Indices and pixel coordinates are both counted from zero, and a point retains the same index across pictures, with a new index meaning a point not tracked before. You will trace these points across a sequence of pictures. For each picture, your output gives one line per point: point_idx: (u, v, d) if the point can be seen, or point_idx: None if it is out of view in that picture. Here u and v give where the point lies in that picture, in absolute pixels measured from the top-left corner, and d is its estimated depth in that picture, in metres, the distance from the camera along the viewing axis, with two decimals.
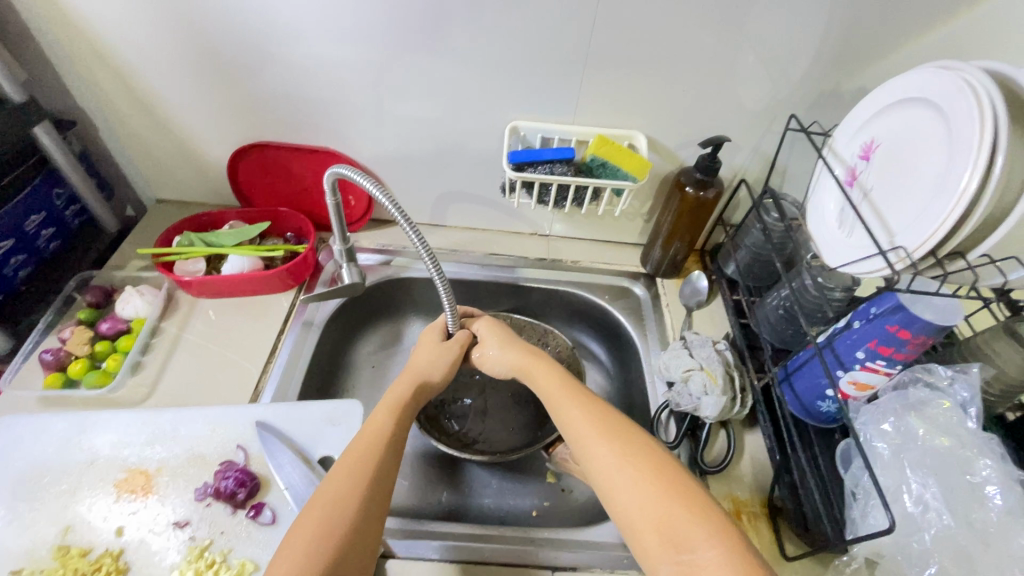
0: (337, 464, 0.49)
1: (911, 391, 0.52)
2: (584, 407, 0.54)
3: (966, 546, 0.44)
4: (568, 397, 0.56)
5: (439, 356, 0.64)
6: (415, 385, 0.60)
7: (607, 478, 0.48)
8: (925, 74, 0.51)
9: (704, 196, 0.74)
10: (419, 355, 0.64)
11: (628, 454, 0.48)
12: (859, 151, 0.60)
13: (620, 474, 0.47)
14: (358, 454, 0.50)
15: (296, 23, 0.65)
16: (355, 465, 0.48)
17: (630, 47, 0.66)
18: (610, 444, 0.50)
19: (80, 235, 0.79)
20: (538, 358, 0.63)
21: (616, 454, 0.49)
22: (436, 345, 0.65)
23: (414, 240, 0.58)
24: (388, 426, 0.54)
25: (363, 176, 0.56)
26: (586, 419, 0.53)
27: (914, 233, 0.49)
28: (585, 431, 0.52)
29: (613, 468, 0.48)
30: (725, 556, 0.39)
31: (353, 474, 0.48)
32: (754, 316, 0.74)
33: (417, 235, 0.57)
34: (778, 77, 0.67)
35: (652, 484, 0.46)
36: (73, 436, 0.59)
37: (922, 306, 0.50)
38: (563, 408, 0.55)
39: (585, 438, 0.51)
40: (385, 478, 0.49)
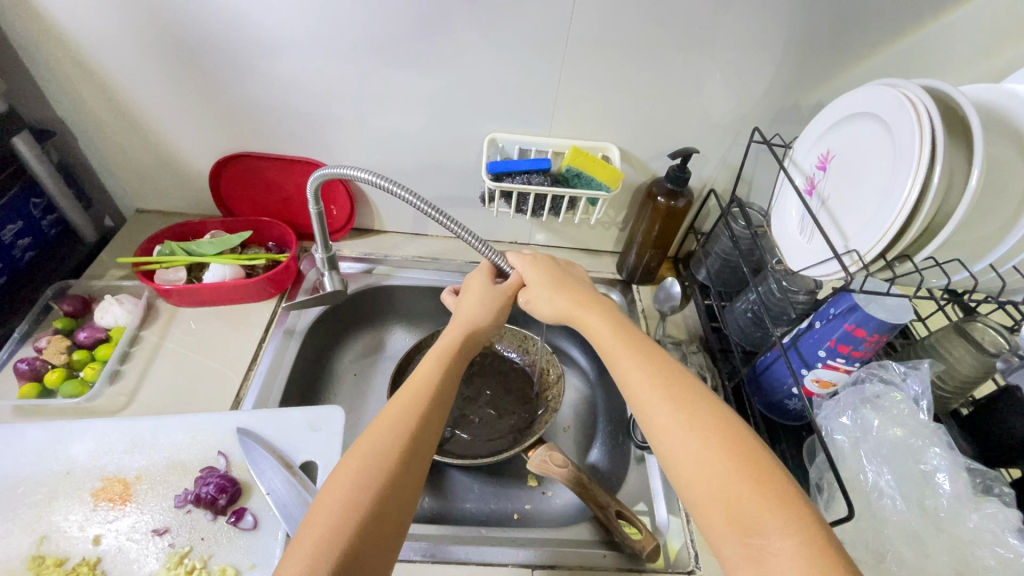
0: (363, 436, 0.48)
1: (867, 386, 0.55)
2: (643, 366, 0.50)
3: (919, 530, 0.47)
4: (625, 350, 0.52)
5: (483, 302, 0.64)
6: (463, 332, 0.61)
7: (667, 445, 0.45)
8: (873, 90, 0.55)
9: (675, 205, 0.77)
10: (464, 306, 0.65)
11: (693, 419, 0.45)
12: (816, 162, 0.64)
13: (680, 443, 0.44)
14: (398, 418, 0.49)
15: (278, 38, 0.67)
16: (392, 430, 0.48)
17: (601, 62, 0.69)
18: (672, 411, 0.46)
19: (57, 244, 0.79)
20: (585, 304, 0.60)
21: (678, 420, 0.45)
22: (480, 294, 0.65)
23: (421, 207, 0.62)
24: (433, 387, 0.53)
25: (366, 170, 0.59)
26: (647, 378, 0.49)
27: (866, 237, 0.53)
28: (646, 396, 0.48)
29: (672, 436, 0.44)
30: (802, 545, 0.36)
31: (390, 439, 0.47)
32: (724, 319, 0.78)
33: (421, 201, 0.61)
34: (741, 93, 0.71)
35: (715, 453, 0.42)
36: (50, 445, 0.58)
37: (875, 306, 0.54)
38: (622, 365, 0.51)
39: (646, 402, 0.47)
40: (422, 440, 0.49)
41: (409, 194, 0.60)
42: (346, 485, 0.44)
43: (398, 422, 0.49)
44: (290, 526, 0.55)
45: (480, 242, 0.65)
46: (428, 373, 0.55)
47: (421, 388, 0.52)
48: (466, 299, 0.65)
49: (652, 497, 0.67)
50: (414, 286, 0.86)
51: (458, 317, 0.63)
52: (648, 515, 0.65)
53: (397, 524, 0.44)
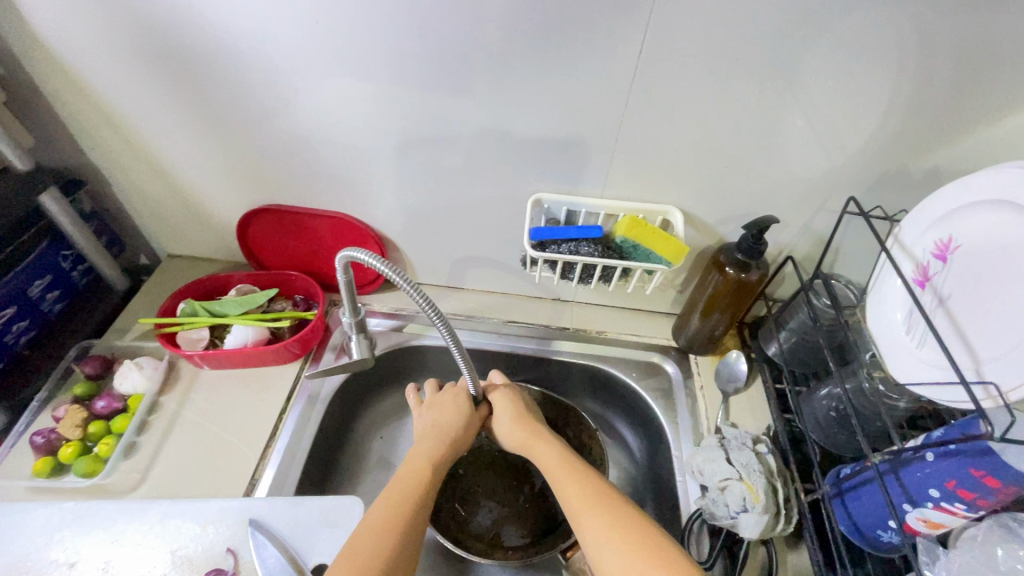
0: (341, 556, 0.48)
1: (1004, 560, 0.44)
2: (577, 484, 0.55)
3: None
4: (563, 470, 0.57)
5: (465, 420, 0.64)
6: (444, 443, 0.61)
7: (598, 553, 0.49)
8: (1020, 175, 0.43)
9: (746, 278, 0.66)
10: (443, 411, 0.64)
11: (620, 527, 0.50)
12: (933, 248, 0.52)
13: (607, 545, 0.49)
14: (379, 525, 0.51)
15: (310, 86, 0.61)
16: (374, 539, 0.49)
17: (666, 116, 0.60)
18: (599, 516, 0.51)
19: (87, 295, 0.77)
20: (539, 430, 0.63)
21: (604, 525, 0.50)
22: (459, 409, 0.64)
23: (420, 302, 0.53)
24: (413, 492, 0.55)
25: (369, 252, 0.52)
26: (581, 493, 0.54)
27: (1010, 367, 0.42)
28: (583, 512, 0.52)
29: (602, 542, 0.49)
30: None
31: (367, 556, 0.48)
32: (800, 410, 0.67)
33: (423, 296, 0.52)
34: (834, 152, 0.60)
35: (630, 549, 0.48)
36: (55, 533, 0.55)
37: (1016, 454, 0.42)
38: (563, 486, 0.56)
39: (582, 519, 0.52)
40: (404, 545, 0.50)
41: (419, 297, 0.51)
42: None
43: (380, 529, 0.50)
44: None
45: (451, 336, 0.55)
46: (403, 481, 0.56)
47: (397, 494, 0.54)
48: (443, 408, 0.64)
49: None
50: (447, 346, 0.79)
51: (436, 424, 0.63)
52: None
53: None
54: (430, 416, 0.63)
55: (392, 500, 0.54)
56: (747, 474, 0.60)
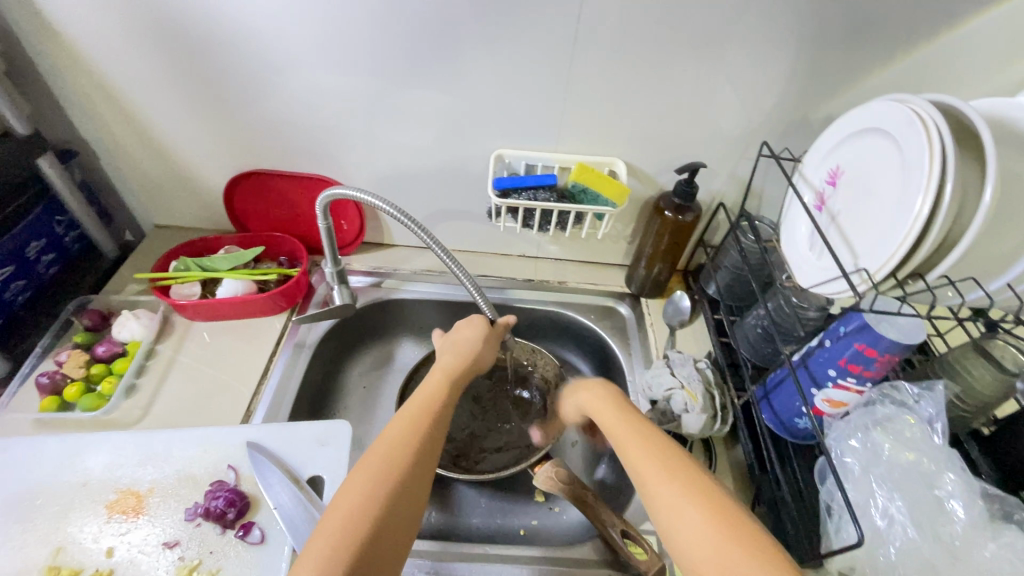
0: (356, 465, 0.48)
1: (879, 408, 0.53)
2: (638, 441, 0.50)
3: (934, 560, 0.45)
4: (624, 424, 0.54)
5: (487, 347, 0.67)
6: (462, 360, 0.63)
7: (668, 518, 0.43)
8: (881, 107, 0.54)
9: (683, 220, 0.76)
10: (462, 331, 0.68)
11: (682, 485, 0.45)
12: (826, 177, 0.62)
13: (678, 511, 0.43)
14: (386, 454, 0.49)
15: (289, 55, 0.68)
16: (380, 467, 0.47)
17: (606, 78, 0.69)
18: (670, 481, 0.45)
19: (79, 260, 0.81)
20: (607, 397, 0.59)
21: (676, 489, 0.45)
22: (482, 329, 0.68)
23: (432, 246, 0.65)
24: (422, 424, 0.52)
25: (353, 187, 0.62)
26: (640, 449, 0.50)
27: (876, 255, 0.52)
28: (643, 466, 0.48)
29: (668, 503, 0.44)
30: None
31: (382, 467, 0.47)
32: (733, 334, 0.76)
33: (435, 241, 0.64)
34: (751, 107, 0.71)
35: (700, 515, 0.42)
36: (67, 458, 0.60)
37: (886, 325, 0.53)
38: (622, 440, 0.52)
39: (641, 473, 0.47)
40: (418, 466, 0.49)
41: (425, 235, 0.63)
42: (350, 501, 0.45)
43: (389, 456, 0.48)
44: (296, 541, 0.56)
45: (461, 270, 0.66)
46: (415, 416, 0.54)
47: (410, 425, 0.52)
48: (462, 327, 0.68)
49: None
50: (421, 299, 0.87)
51: (455, 341, 0.67)
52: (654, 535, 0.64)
53: (395, 546, 0.44)
54: (451, 334, 0.68)
55: (411, 422, 0.53)
56: (688, 383, 0.70)
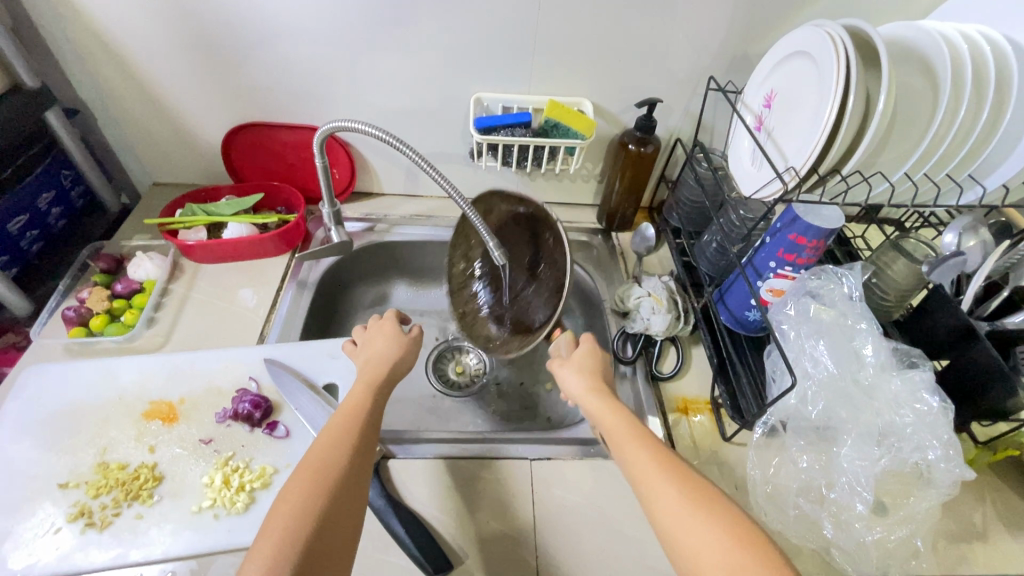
0: (293, 476, 0.47)
1: (809, 284, 0.64)
2: (648, 447, 0.50)
3: (853, 396, 0.57)
4: (627, 431, 0.52)
5: (400, 349, 0.65)
6: (379, 367, 0.62)
7: (672, 521, 0.44)
8: (802, 33, 0.64)
9: (645, 151, 0.85)
10: (374, 343, 0.66)
11: (697, 495, 0.45)
12: (762, 100, 0.72)
13: (685, 514, 0.43)
14: (315, 474, 0.47)
15: (279, 8, 0.74)
16: (305, 496, 0.45)
17: (570, 24, 0.77)
18: (677, 484, 0.46)
19: (84, 214, 0.86)
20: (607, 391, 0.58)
21: (681, 494, 0.45)
22: (392, 335, 0.67)
23: (419, 163, 0.70)
24: (345, 441, 0.50)
25: (375, 128, 0.68)
26: (652, 454, 0.49)
27: (800, 155, 0.62)
28: (646, 471, 0.48)
29: (677, 506, 0.44)
30: None
31: (316, 483, 0.46)
32: (694, 253, 0.86)
33: (422, 160, 0.70)
34: (699, 46, 0.80)
35: (711, 520, 0.43)
36: (100, 377, 0.66)
37: (812, 215, 0.63)
38: (627, 447, 0.51)
39: (648, 481, 0.47)
40: (352, 476, 0.48)
41: (412, 151, 0.68)
42: (287, 519, 0.43)
43: (313, 485, 0.46)
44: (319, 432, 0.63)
45: (436, 171, 0.69)
46: (335, 435, 0.51)
47: (331, 445, 0.50)
48: (372, 339, 0.67)
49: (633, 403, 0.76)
50: (412, 240, 0.94)
51: (369, 354, 0.65)
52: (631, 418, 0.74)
53: (339, 557, 0.44)
54: (364, 349, 0.66)
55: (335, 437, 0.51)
56: (653, 292, 0.80)
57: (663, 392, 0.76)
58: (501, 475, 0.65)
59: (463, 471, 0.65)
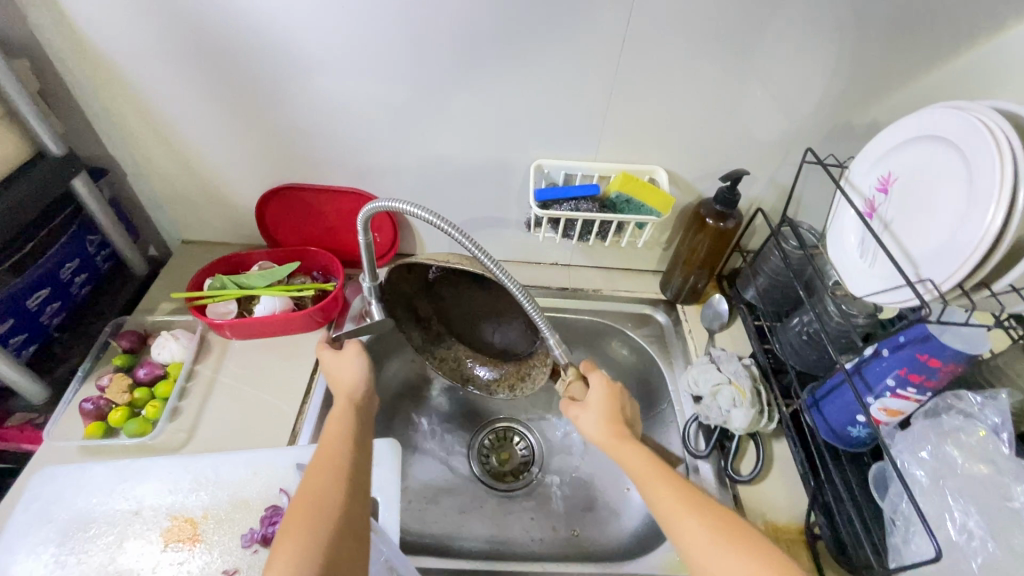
0: (284, 525, 0.47)
1: (946, 418, 0.53)
2: (669, 482, 0.52)
3: (1014, 573, 0.45)
4: (646, 468, 0.54)
5: (359, 366, 0.64)
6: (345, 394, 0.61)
7: (700, 554, 0.47)
8: (939, 113, 0.54)
9: (724, 227, 0.75)
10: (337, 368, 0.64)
11: (717, 525, 0.48)
12: (876, 183, 0.62)
13: (711, 546, 0.47)
14: (305, 516, 0.47)
15: (328, 72, 0.67)
16: (302, 522, 0.47)
17: (648, 89, 0.68)
18: (697, 516, 0.49)
19: (109, 278, 0.80)
20: (620, 428, 0.59)
21: (705, 527, 0.48)
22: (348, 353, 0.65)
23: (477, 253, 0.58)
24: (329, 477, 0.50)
25: (426, 210, 0.58)
26: (672, 491, 0.51)
27: (940, 266, 0.51)
28: (669, 507, 0.50)
29: (700, 539, 0.47)
30: None
31: (310, 525, 0.46)
32: (778, 340, 0.75)
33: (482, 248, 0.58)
34: (793, 113, 0.70)
35: (738, 549, 0.46)
36: (115, 486, 0.59)
37: (950, 336, 0.52)
38: (650, 483, 0.53)
39: (671, 516, 0.50)
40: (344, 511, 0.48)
41: (465, 237, 0.57)
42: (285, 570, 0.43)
43: (308, 516, 0.47)
44: None
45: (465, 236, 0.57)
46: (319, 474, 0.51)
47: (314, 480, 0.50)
48: (331, 359, 0.65)
49: None
50: None
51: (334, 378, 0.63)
52: None
53: None
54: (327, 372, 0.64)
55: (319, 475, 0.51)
56: (735, 378, 0.70)
57: (746, 512, 0.65)
58: None
59: None
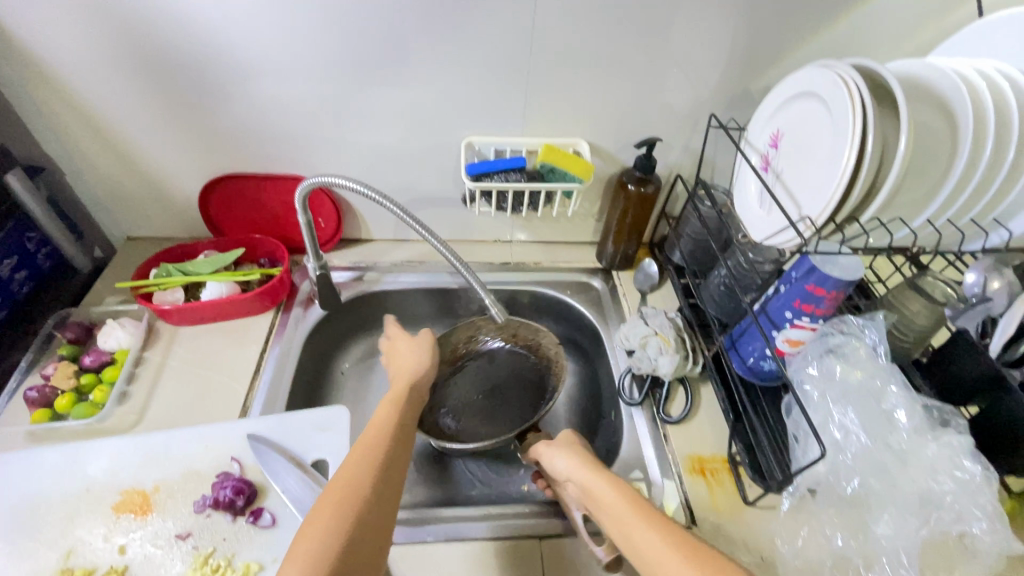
0: (320, 498, 0.48)
1: (831, 339, 0.60)
2: (651, 527, 0.49)
3: (885, 462, 0.53)
4: (631, 516, 0.51)
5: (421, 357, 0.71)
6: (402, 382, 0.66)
7: None
8: (809, 72, 0.61)
9: (645, 192, 0.82)
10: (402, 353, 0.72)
11: (697, 563, 0.44)
12: (769, 140, 0.69)
13: None
14: (342, 493, 0.48)
15: (258, 60, 0.70)
16: (341, 498, 0.47)
17: (563, 64, 0.74)
18: (679, 555, 0.45)
19: (51, 276, 0.81)
20: (598, 471, 0.58)
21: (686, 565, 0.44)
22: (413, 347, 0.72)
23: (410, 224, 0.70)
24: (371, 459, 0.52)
25: (362, 184, 0.66)
26: (657, 534, 0.48)
27: (815, 204, 0.58)
28: (655, 555, 0.47)
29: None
30: None
31: (347, 500, 0.47)
32: (700, 294, 0.81)
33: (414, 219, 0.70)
34: (697, 83, 0.77)
35: None
36: (65, 468, 0.60)
37: (831, 265, 0.59)
38: (635, 534, 0.50)
39: (657, 565, 0.46)
40: (383, 493, 0.50)
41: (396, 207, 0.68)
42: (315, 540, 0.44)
43: (347, 491, 0.48)
44: None
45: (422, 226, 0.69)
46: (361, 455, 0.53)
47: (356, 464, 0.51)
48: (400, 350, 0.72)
49: (646, 464, 0.69)
50: (402, 289, 0.89)
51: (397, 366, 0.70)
52: (644, 481, 0.67)
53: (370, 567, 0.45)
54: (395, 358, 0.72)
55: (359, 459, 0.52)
56: (661, 330, 0.75)
57: (675, 447, 0.70)
58: (510, 558, 0.60)
59: (466, 553, 0.60)
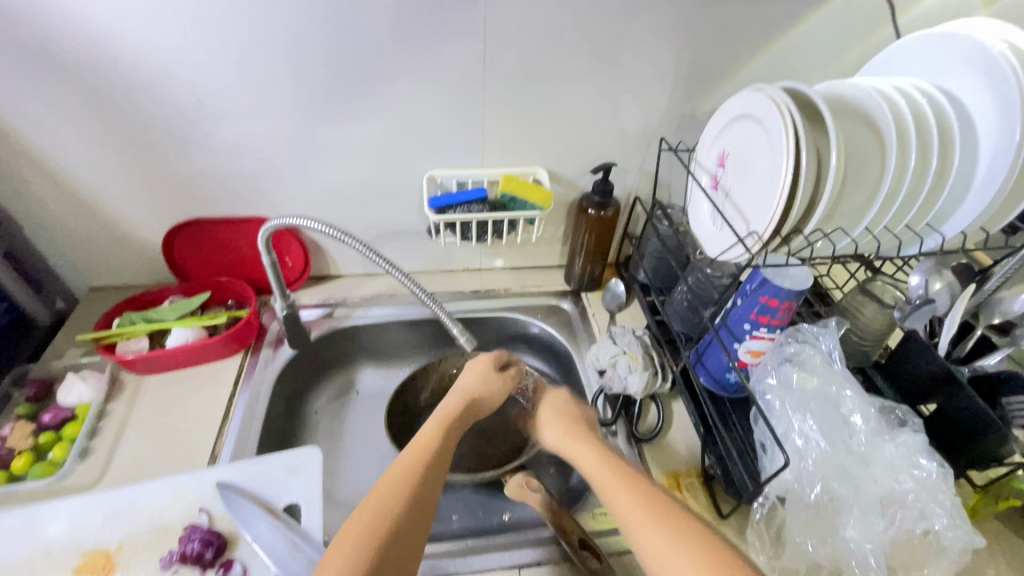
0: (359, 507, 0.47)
1: (787, 348, 0.63)
2: (624, 486, 0.51)
3: (846, 464, 0.55)
4: (610, 478, 0.53)
5: (495, 382, 0.68)
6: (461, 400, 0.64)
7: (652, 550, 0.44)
8: (744, 94, 0.65)
9: (605, 215, 0.84)
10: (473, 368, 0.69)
11: (667, 522, 0.46)
12: (715, 160, 0.72)
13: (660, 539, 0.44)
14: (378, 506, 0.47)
15: (218, 106, 0.72)
16: (378, 508, 0.47)
17: (516, 97, 0.77)
18: (650, 513, 0.47)
19: (9, 332, 0.79)
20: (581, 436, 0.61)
21: (656, 522, 0.46)
22: (490, 367, 0.69)
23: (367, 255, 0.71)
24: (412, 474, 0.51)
25: (323, 224, 0.67)
26: (626, 492, 0.50)
27: (760, 218, 0.61)
28: (625, 507, 0.48)
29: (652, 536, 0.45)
30: None
31: (386, 510, 0.47)
32: (665, 311, 0.83)
33: (370, 251, 0.70)
34: (646, 109, 0.80)
35: (683, 543, 0.43)
36: (23, 531, 0.58)
37: (781, 277, 0.62)
38: (609, 490, 0.51)
39: (627, 517, 0.48)
40: (418, 505, 0.49)
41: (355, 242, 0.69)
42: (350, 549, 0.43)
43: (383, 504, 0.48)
44: (281, 568, 0.56)
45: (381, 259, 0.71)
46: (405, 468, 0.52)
47: (399, 478, 0.51)
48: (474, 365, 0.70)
49: None
50: (374, 323, 0.89)
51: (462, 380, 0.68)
52: None
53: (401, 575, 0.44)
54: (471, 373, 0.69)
55: (405, 475, 0.51)
56: (629, 349, 0.77)
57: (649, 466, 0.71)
58: None
59: None
